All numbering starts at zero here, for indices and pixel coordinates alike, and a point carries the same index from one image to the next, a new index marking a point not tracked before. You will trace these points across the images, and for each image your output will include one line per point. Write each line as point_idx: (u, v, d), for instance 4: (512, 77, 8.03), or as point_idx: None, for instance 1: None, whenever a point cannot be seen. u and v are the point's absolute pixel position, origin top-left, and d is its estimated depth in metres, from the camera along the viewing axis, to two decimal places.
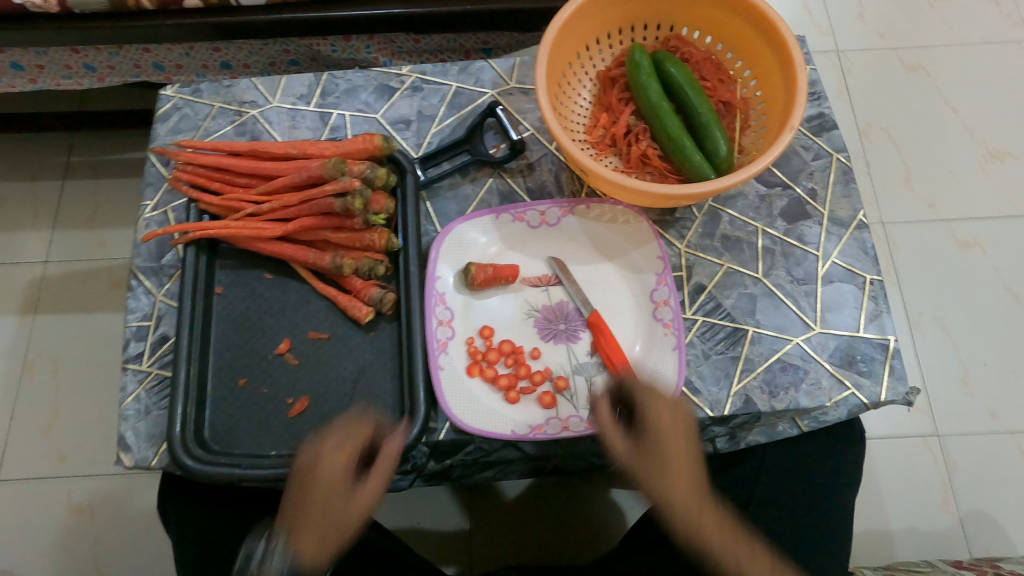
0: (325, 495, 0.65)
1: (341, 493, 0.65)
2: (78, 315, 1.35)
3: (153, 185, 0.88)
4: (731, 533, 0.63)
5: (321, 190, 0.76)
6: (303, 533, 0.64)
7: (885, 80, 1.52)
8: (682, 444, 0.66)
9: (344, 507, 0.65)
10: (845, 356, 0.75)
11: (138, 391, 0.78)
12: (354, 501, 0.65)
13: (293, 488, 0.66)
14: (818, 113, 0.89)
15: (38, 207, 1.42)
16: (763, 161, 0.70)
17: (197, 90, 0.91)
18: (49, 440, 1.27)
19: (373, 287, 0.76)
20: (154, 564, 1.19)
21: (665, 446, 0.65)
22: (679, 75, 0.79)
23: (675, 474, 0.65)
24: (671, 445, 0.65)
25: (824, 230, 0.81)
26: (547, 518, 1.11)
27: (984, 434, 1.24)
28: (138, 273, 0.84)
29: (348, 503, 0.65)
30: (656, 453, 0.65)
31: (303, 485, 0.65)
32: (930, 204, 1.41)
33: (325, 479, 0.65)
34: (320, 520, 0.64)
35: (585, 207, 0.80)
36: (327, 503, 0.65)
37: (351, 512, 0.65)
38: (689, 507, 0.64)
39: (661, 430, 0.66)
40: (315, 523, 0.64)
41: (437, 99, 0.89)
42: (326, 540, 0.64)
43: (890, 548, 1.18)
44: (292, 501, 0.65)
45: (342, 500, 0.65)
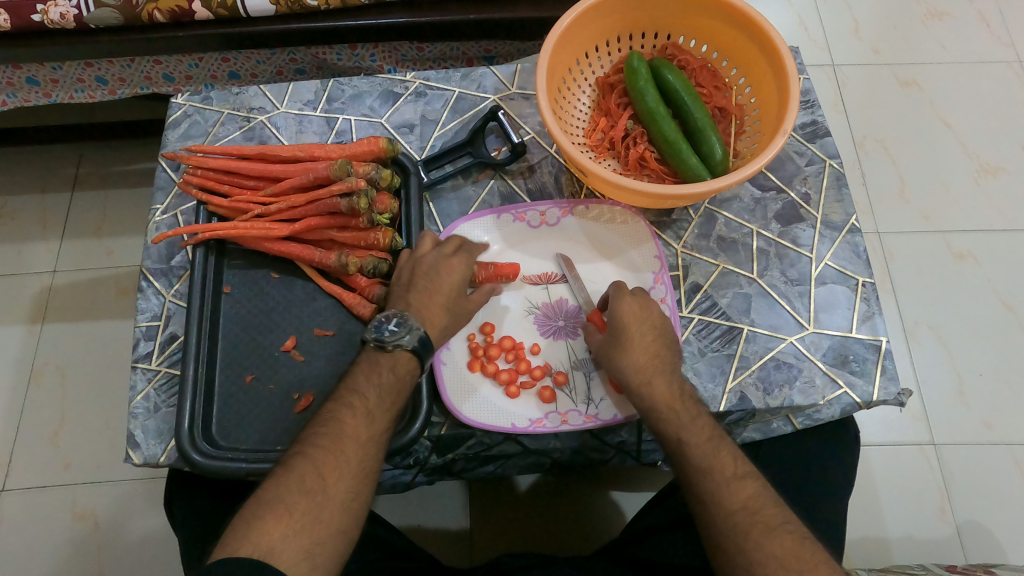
0: (377, 377, 0.67)
1: (390, 378, 0.67)
2: (85, 323, 1.37)
3: (163, 189, 0.90)
4: (709, 432, 0.65)
5: (328, 190, 0.78)
6: (356, 414, 0.64)
7: (879, 95, 1.55)
8: (661, 350, 0.70)
9: (395, 388, 0.67)
10: (838, 356, 0.76)
11: (147, 390, 0.79)
12: (403, 382, 0.67)
13: (422, 282, 0.72)
14: (811, 120, 0.91)
15: (48, 218, 1.45)
16: (757, 163, 0.72)
17: (207, 98, 0.94)
18: (53, 447, 1.28)
19: (376, 285, 0.79)
20: (157, 569, 1.20)
21: (641, 351, 0.69)
22: (676, 81, 0.81)
23: (654, 376, 0.67)
24: (648, 350, 0.69)
25: (817, 233, 0.83)
26: (551, 514, 1.10)
27: (980, 444, 1.25)
28: (148, 274, 0.86)
29: (467, 295, 0.73)
30: (633, 360, 0.68)
31: (441, 268, 0.72)
32: (924, 215, 1.43)
33: (460, 269, 0.73)
34: (450, 295, 0.72)
35: (583, 207, 0.82)
36: (379, 386, 0.66)
37: (402, 397, 0.67)
38: (671, 406, 0.66)
39: (635, 339, 0.69)
40: (370, 402, 0.65)
41: (440, 105, 0.91)
42: (380, 420, 0.65)
43: (888, 556, 1.18)
44: (419, 298, 0.71)
45: (392, 383, 0.67)
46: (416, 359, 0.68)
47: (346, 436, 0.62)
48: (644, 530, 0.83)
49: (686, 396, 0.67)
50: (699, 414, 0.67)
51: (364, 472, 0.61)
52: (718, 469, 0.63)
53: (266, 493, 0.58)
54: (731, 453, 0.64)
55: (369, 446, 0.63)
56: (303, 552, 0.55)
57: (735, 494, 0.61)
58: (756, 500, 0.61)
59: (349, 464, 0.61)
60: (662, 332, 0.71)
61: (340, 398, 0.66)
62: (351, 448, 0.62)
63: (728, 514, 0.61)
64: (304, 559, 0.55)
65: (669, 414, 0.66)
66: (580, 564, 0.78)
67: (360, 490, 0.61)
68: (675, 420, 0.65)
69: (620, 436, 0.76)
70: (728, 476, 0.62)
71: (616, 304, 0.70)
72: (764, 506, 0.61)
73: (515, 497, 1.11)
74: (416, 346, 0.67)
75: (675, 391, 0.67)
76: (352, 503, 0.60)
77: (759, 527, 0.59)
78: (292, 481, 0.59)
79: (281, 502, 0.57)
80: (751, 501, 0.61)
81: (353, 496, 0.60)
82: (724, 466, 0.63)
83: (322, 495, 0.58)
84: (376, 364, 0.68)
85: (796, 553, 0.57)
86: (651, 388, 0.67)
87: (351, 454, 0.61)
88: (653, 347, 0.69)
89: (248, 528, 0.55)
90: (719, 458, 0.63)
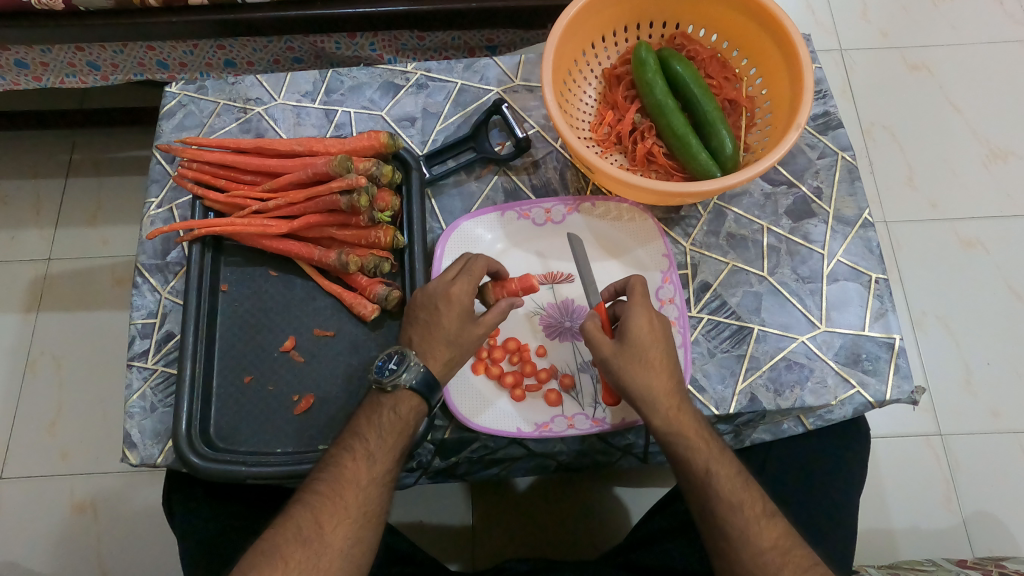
0: (378, 418, 0.67)
1: (392, 418, 0.67)
2: (82, 311, 1.35)
3: (158, 182, 0.88)
4: (735, 466, 0.66)
5: (327, 187, 0.76)
6: (357, 458, 0.65)
7: (888, 80, 1.52)
8: (674, 370, 0.67)
9: (399, 427, 0.67)
10: (850, 355, 0.75)
11: (143, 388, 0.78)
12: (406, 422, 0.67)
13: (422, 314, 0.69)
14: (823, 111, 0.89)
15: (41, 204, 1.42)
16: (769, 159, 0.69)
17: (202, 88, 0.91)
18: (51, 436, 1.27)
19: (378, 285, 0.76)
20: (158, 559, 1.19)
21: (663, 372, 0.65)
22: (685, 73, 0.78)
23: (680, 405, 0.66)
24: (668, 372, 0.66)
25: (829, 228, 0.81)
26: (554, 512, 1.10)
27: (987, 433, 1.24)
28: (143, 270, 0.84)
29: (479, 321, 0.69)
30: (655, 384, 0.65)
31: (438, 301, 0.68)
32: (933, 203, 1.41)
33: (462, 299, 0.68)
34: (452, 329, 0.68)
35: (589, 204, 0.80)
36: (380, 428, 0.67)
37: (404, 437, 0.67)
38: (697, 434, 0.65)
39: (656, 359, 0.66)
40: (370, 446, 0.66)
41: (441, 97, 0.89)
42: (382, 462, 0.66)
43: (893, 547, 1.18)
44: (421, 333, 0.69)
45: (394, 423, 0.67)
46: (419, 398, 0.67)
47: (345, 481, 0.64)
48: (650, 531, 0.83)
49: (710, 427, 0.67)
50: (723, 445, 0.67)
51: (364, 517, 0.64)
52: (748, 504, 0.64)
53: (268, 540, 0.62)
54: (757, 489, 0.65)
55: (370, 490, 0.64)
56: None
57: (766, 534, 0.63)
58: (785, 539, 0.63)
59: (348, 510, 0.63)
60: (671, 350, 0.67)
61: (343, 441, 0.67)
62: (351, 494, 0.64)
63: (762, 551, 0.62)
64: None
65: (695, 444, 0.65)
66: (585, 566, 0.78)
67: (360, 536, 0.63)
68: (702, 449, 0.65)
69: (627, 438, 0.75)
70: (758, 513, 0.64)
71: (631, 314, 0.66)
72: (794, 545, 0.63)
73: (522, 498, 1.10)
74: (415, 385, 0.66)
75: (699, 422, 0.66)
76: (351, 549, 0.62)
77: (790, 566, 0.61)
78: (290, 530, 0.62)
79: (277, 553, 0.60)
80: (781, 541, 0.63)
81: (353, 541, 0.63)
82: (754, 501, 0.64)
83: (320, 542, 0.61)
84: (378, 404, 0.68)
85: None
86: (679, 417, 0.65)
87: (350, 500, 0.63)
88: (669, 365, 0.66)
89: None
90: (748, 493, 0.64)
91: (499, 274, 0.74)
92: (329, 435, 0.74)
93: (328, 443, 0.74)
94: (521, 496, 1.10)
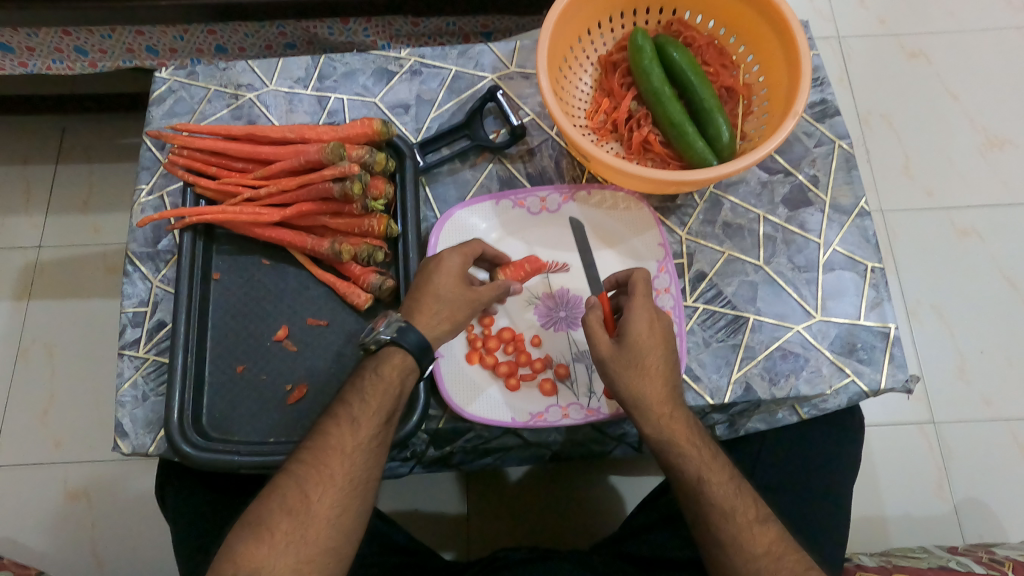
0: (362, 382, 0.66)
1: (375, 379, 0.66)
2: (74, 300, 1.34)
3: (149, 169, 0.87)
4: (730, 472, 0.66)
5: (320, 174, 0.75)
6: (340, 424, 0.64)
7: (886, 68, 1.51)
8: (672, 373, 0.67)
9: (384, 389, 0.65)
10: (845, 344, 0.75)
11: (135, 377, 0.77)
12: (390, 383, 0.66)
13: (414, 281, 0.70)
14: (820, 99, 0.88)
15: (31, 191, 1.41)
16: (766, 147, 0.69)
17: (192, 73, 0.90)
18: (45, 424, 1.26)
19: (372, 274, 0.76)
20: (153, 547, 1.19)
21: (660, 378, 0.66)
22: (682, 60, 0.77)
23: (675, 412, 0.66)
24: (666, 377, 0.66)
25: (826, 217, 0.81)
26: (550, 502, 1.10)
27: (980, 422, 1.24)
28: (134, 258, 0.83)
29: (473, 287, 0.70)
30: (651, 392, 0.65)
31: (429, 264, 0.69)
32: (929, 191, 1.40)
33: (454, 264, 0.69)
34: (444, 287, 0.68)
35: (585, 193, 0.80)
36: (363, 392, 0.65)
37: (389, 397, 0.65)
38: (689, 442, 0.65)
39: (654, 365, 0.66)
40: (354, 410, 0.64)
41: (436, 84, 0.88)
42: (366, 426, 0.64)
43: (886, 535, 1.19)
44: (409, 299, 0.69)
45: (378, 385, 0.65)
46: (403, 356, 0.66)
47: (330, 448, 0.62)
48: (644, 520, 0.83)
49: (706, 434, 0.67)
50: (717, 451, 0.67)
51: (350, 485, 0.62)
52: (741, 510, 0.63)
53: (254, 511, 0.61)
54: (751, 495, 0.65)
55: (355, 456, 0.63)
56: (288, 569, 0.58)
57: (758, 538, 0.62)
58: (779, 543, 0.63)
59: (333, 478, 0.62)
60: (670, 352, 0.67)
61: (329, 409, 0.66)
62: (335, 462, 0.62)
63: (754, 558, 0.62)
64: None
65: (687, 452, 0.65)
66: (579, 555, 0.78)
67: (346, 503, 0.62)
68: (694, 458, 0.65)
69: (621, 428, 0.76)
70: (751, 519, 0.63)
71: (632, 311, 0.66)
72: (787, 550, 0.63)
73: (518, 488, 1.10)
74: (398, 340, 0.66)
75: (694, 430, 0.66)
76: (337, 517, 0.61)
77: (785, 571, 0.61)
78: (275, 499, 0.61)
79: (263, 523, 0.60)
80: (774, 546, 0.62)
81: (340, 510, 0.61)
82: (747, 507, 0.64)
83: (305, 513, 0.60)
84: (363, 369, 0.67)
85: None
86: (671, 425, 0.65)
87: (334, 468, 0.62)
88: (668, 369, 0.67)
89: (231, 553, 0.59)
90: (741, 499, 0.64)
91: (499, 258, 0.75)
92: None
93: None
94: (517, 487, 1.10)
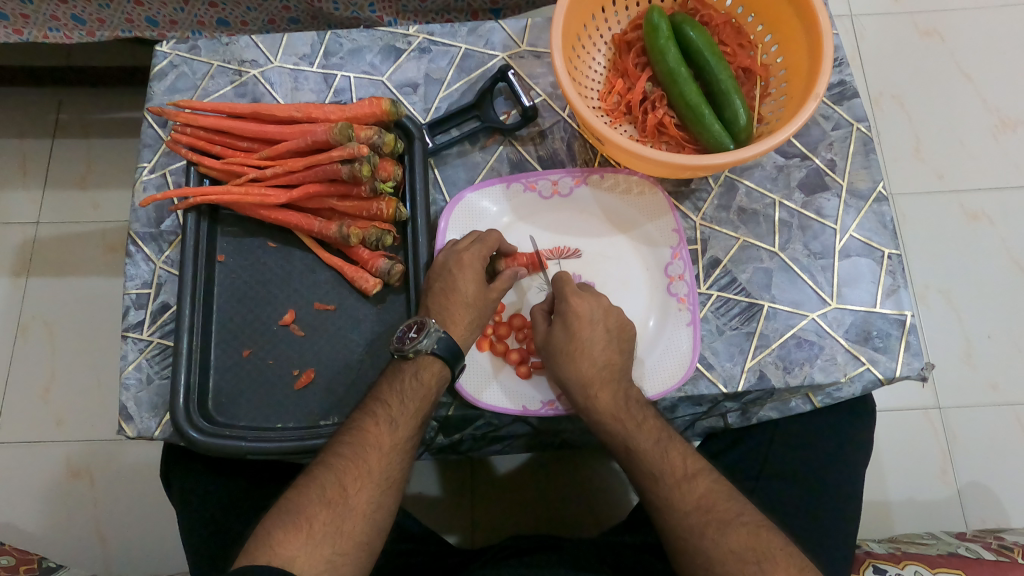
0: (400, 384, 0.67)
1: (414, 383, 0.67)
2: (73, 278, 1.33)
3: (150, 146, 0.85)
4: (658, 432, 0.67)
5: (327, 155, 0.73)
6: (379, 423, 0.65)
7: (899, 46, 1.47)
8: (617, 358, 0.70)
9: (423, 394, 0.67)
10: (860, 332, 0.74)
11: (139, 360, 0.76)
12: (429, 389, 0.67)
13: (437, 284, 0.71)
14: (839, 80, 0.86)
15: (27, 166, 1.38)
16: (786, 130, 0.67)
17: (195, 48, 0.87)
18: (46, 403, 1.25)
19: (381, 258, 0.74)
20: (157, 525, 1.20)
21: (593, 359, 0.69)
22: (699, 40, 0.75)
23: (597, 387, 0.68)
24: (603, 357, 0.69)
25: (843, 202, 0.79)
26: (557, 489, 1.10)
27: (985, 407, 1.24)
28: (136, 238, 0.81)
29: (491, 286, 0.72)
30: (582, 373, 0.69)
31: (452, 268, 0.71)
32: (939, 175, 1.38)
33: (475, 266, 0.71)
34: (470, 293, 0.70)
35: (598, 176, 0.78)
36: (402, 394, 0.67)
37: (427, 403, 0.67)
38: (615, 419, 0.68)
39: (591, 348, 0.69)
40: (393, 411, 0.66)
41: (445, 62, 0.86)
42: (404, 428, 0.66)
43: (889, 518, 1.19)
44: (437, 302, 0.71)
45: (416, 389, 0.67)
46: (442, 363, 0.68)
47: (368, 446, 0.64)
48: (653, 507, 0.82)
49: (632, 404, 0.69)
50: (646, 418, 0.68)
51: (386, 483, 0.63)
52: (668, 470, 0.65)
53: (291, 501, 0.60)
54: (681, 452, 0.67)
55: (392, 456, 0.64)
56: (324, 560, 0.57)
57: (688, 495, 0.64)
58: (710, 496, 0.64)
59: (370, 475, 0.63)
60: (619, 342, 0.70)
61: (365, 407, 0.67)
62: (374, 459, 0.63)
63: (682, 515, 0.63)
64: (327, 568, 0.57)
65: (613, 428, 0.68)
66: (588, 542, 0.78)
67: (382, 500, 0.62)
68: (619, 431, 0.68)
69: None
70: (679, 477, 0.65)
71: (562, 305, 0.71)
72: (718, 500, 0.64)
73: (526, 474, 1.10)
74: (438, 350, 0.67)
75: (621, 401, 0.69)
76: (373, 513, 0.61)
77: (713, 523, 0.62)
78: (313, 491, 0.61)
79: (301, 513, 0.59)
80: (703, 500, 0.64)
81: (375, 506, 0.62)
82: (675, 466, 0.66)
83: (343, 505, 0.60)
84: (400, 371, 0.68)
85: (751, 543, 0.61)
86: (595, 402, 0.68)
87: (372, 465, 0.63)
88: (604, 351, 0.69)
89: (270, 539, 0.58)
90: (668, 460, 0.66)
91: (505, 250, 0.75)
92: (331, 410, 0.73)
93: (330, 419, 0.73)
94: (520, 473, 1.11)
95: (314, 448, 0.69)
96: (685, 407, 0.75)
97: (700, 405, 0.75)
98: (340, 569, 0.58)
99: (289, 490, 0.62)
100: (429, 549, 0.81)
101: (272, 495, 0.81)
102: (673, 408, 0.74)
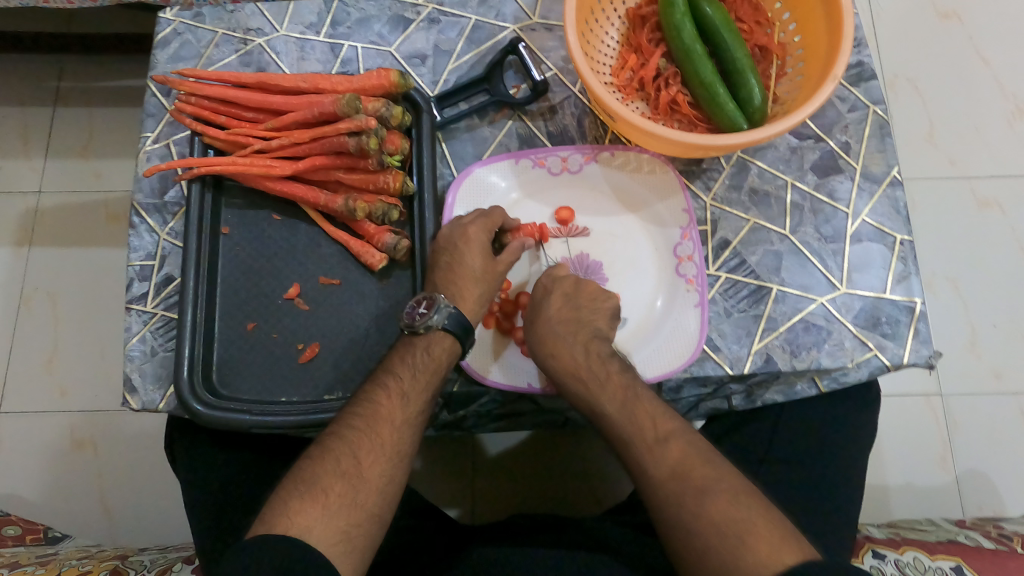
0: (412, 358, 0.67)
1: (426, 358, 0.67)
2: (77, 248, 1.32)
3: (154, 116, 0.83)
4: (624, 394, 0.65)
5: (334, 127, 0.72)
6: (391, 396, 0.65)
7: (916, 28, 1.43)
8: (576, 315, 0.70)
9: (433, 368, 0.67)
10: (869, 318, 0.73)
11: (143, 332, 0.76)
12: (439, 363, 0.67)
13: (444, 258, 0.71)
14: (856, 61, 0.84)
15: (29, 134, 1.36)
16: (802, 112, 0.66)
17: (199, 15, 0.85)
18: (49, 372, 1.26)
19: (387, 233, 0.74)
20: (161, 496, 1.21)
21: (547, 317, 0.70)
22: (715, 16, 0.73)
23: (559, 346, 0.68)
24: (558, 316, 0.69)
25: (856, 186, 0.78)
26: (560, 466, 1.10)
27: (988, 396, 1.24)
28: (140, 209, 0.80)
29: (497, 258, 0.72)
30: (540, 333, 0.69)
31: (457, 241, 0.70)
32: (951, 160, 1.36)
33: (480, 242, 0.71)
34: (477, 267, 0.70)
35: (608, 154, 0.77)
36: (414, 368, 0.67)
37: (437, 378, 0.67)
38: (578, 379, 0.67)
39: (545, 308, 0.70)
40: (405, 384, 0.66)
41: (454, 33, 0.84)
42: (415, 403, 0.65)
43: (886, 504, 1.20)
44: (443, 277, 0.70)
45: (428, 363, 0.67)
46: (452, 339, 0.68)
47: (381, 418, 0.64)
48: None
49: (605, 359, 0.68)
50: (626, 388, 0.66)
51: (398, 456, 0.63)
52: (639, 437, 0.63)
53: (306, 472, 0.60)
54: (652, 415, 0.64)
55: (404, 430, 0.64)
56: (339, 531, 0.57)
57: (662, 461, 0.60)
58: (684, 461, 0.60)
59: (383, 448, 0.62)
60: (578, 303, 0.71)
61: (376, 379, 0.67)
62: (386, 431, 0.63)
63: (658, 485, 0.60)
64: (342, 540, 0.57)
65: (577, 387, 0.67)
66: (588, 521, 0.78)
67: (395, 474, 0.62)
68: (583, 392, 0.66)
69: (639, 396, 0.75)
70: (651, 443, 0.62)
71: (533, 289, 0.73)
72: (694, 465, 0.60)
73: (530, 451, 1.11)
74: (448, 325, 0.67)
75: (581, 357, 0.68)
76: (386, 486, 0.61)
77: (691, 492, 0.58)
78: (328, 462, 0.60)
79: (317, 484, 0.58)
80: (678, 466, 0.60)
81: (388, 478, 0.62)
82: (644, 431, 0.63)
83: (358, 477, 0.60)
84: (412, 346, 0.68)
85: (733, 511, 0.56)
86: (556, 360, 0.67)
87: (385, 438, 0.63)
88: (561, 311, 0.70)
89: (285, 509, 0.57)
90: (638, 425, 0.63)
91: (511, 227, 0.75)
92: (335, 386, 0.73)
93: (334, 394, 0.72)
94: (520, 449, 1.11)
95: (317, 422, 0.69)
96: (690, 388, 0.74)
97: (705, 386, 0.74)
98: (354, 539, 0.57)
99: (300, 462, 0.61)
100: (428, 525, 0.82)
101: (276, 469, 0.81)
102: (678, 388, 0.74)
